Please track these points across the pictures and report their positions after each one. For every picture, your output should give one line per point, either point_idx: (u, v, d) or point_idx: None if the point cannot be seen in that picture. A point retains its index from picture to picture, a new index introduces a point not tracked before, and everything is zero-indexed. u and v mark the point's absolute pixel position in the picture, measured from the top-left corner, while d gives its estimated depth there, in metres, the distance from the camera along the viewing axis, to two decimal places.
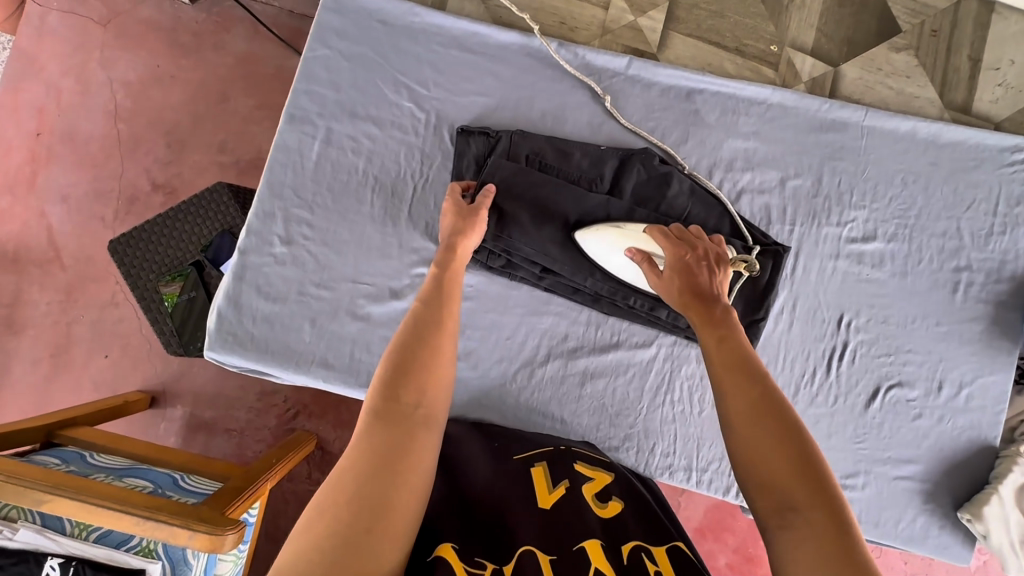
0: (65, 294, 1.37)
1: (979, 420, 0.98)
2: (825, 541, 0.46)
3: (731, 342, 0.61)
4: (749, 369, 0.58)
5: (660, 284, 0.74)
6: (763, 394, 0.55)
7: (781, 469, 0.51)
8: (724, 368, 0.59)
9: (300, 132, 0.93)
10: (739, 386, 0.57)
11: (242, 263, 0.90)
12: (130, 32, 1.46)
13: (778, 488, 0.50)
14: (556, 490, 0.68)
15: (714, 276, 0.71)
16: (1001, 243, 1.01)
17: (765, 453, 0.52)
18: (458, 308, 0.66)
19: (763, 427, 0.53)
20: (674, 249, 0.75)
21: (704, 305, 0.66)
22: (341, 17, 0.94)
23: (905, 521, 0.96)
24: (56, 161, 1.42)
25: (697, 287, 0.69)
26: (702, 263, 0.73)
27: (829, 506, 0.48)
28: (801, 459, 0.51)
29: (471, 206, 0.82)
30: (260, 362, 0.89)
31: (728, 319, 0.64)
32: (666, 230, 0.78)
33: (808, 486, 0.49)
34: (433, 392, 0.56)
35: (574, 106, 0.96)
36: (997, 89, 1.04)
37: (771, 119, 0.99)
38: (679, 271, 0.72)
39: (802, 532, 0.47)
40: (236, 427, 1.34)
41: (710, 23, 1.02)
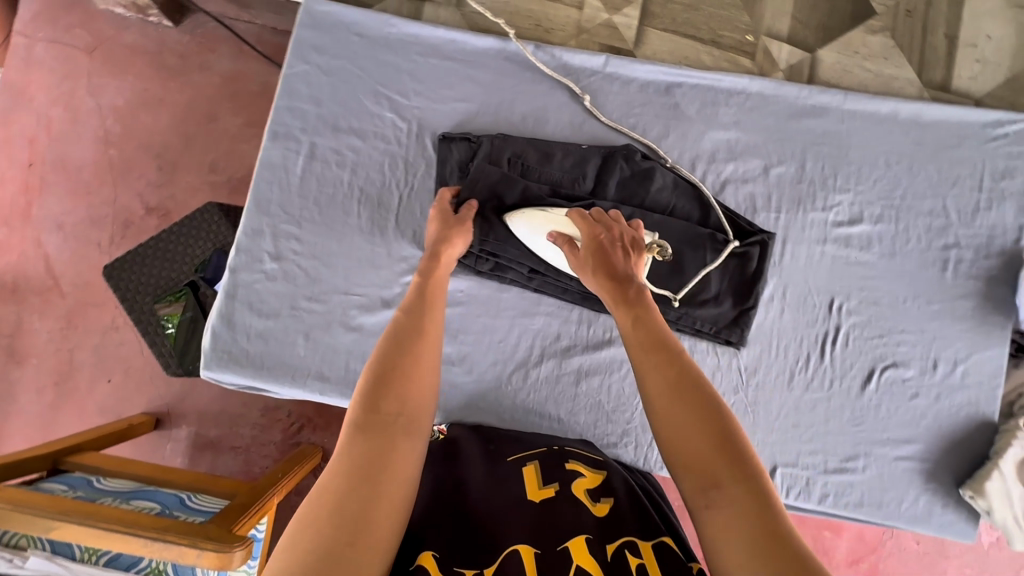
0: (66, 321, 1.39)
1: (976, 396, 0.98)
2: (739, 505, 0.48)
3: (649, 326, 0.64)
4: (665, 350, 0.61)
5: (578, 263, 0.77)
6: (677, 371, 0.58)
7: (697, 441, 0.53)
8: (643, 352, 0.62)
9: (284, 148, 0.94)
10: (657, 366, 0.59)
11: (234, 281, 0.91)
12: (116, 59, 1.47)
13: (697, 461, 0.52)
14: (545, 490, 0.69)
15: (628, 255, 0.75)
16: (988, 218, 1.01)
17: (684, 428, 0.54)
18: (441, 317, 0.67)
19: (679, 402, 0.55)
20: (589, 227, 0.79)
21: (621, 289, 0.70)
22: (318, 32, 0.95)
23: (908, 501, 0.96)
24: (49, 191, 1.43)
25: (612, 266, 0.73)
26: (617, 244, 0.77)
27: (743, 470, 0.50)
28: (715, 428, 0.53)
29: (459, 217, 0.84)
30: (256, 378, 0.90)
31: (643, 302, 0.68)
32: (584, 213, 0.81)
33: (725, 459, 0.51)
34: (416, 401, 0.57)
35: (554, 106, 0.97)
36: (976, 66, 1.04)
37: (751, 109, 0.99)
38: (595, 260, 0.75)
39: (720, 499, 0.49)
40: (242, 443, 1.35)
41: (686, 17, 1.02)
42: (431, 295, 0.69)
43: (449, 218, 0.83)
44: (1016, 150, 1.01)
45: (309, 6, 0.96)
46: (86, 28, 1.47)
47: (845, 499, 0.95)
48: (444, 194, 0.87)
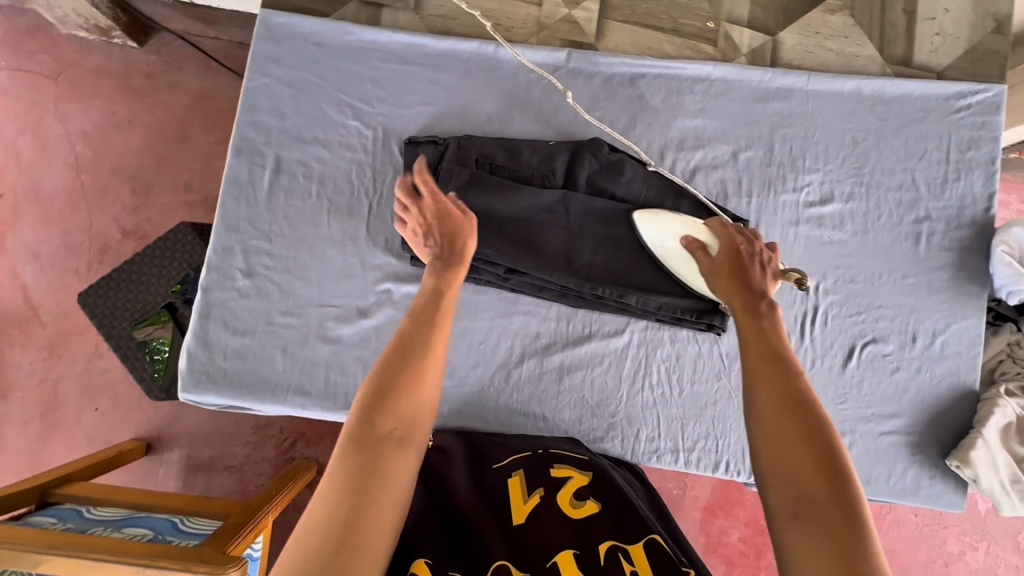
0: (48, 351, 1.37)
1: (956, 366, 0.99)
2: (833, 538, 0.49)
3: (771, 339, 0.63)
4: (784, 366, 0.60)
5: (707, 265, 0.75)
6: (795, 391, 0.58)
7: (802, 467, 0.54)
8: (760, 362, 0.61)
9: (249, 163, 0.93)
10: (773, 380, 0.59)
11: (206, 301, 0.90)
12: (83, 83, 1.45)
13: (799, 484, 0.53)
14: (531, 499, 0.71)
15: (763, 271, 0.72)
16: (957, 189, 1.02)
17: (789, 450, 0.55)
18: (449, 326, 0.64)
19: (794, 423, 0.56)
20: (729, 236, 0.75)
21: (749, 298, 0.68)
22: (276, 45, 0.94)
23: (896, 475, 0.97)
24: (22, 220, 1.41)
25: (748, 278, 0.70)
26: (755, 256, 0.73)
27: (847, 507, 0.51)
28: (825, 458, 0.54)
29: (425, 198, 0.77)
30: (236, 397, 0.89)
31: (772, 317, 0.65)
32: (726, 222, 0.78)
33: (827, 486, 0.52)
34: (409, 414, 0.55)
35: (520, 104, 0.96)
36: (936, 39, 1.05)
37: (716, 95, 0.99)
38: (726, 266, 0.73)
39: (813, 527, 0.50)
40: (236, 463, 1.34)
41: (645, 7, 1.02)
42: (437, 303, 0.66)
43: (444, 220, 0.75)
44: (980, 120, 1.02)
45: (266, 18, 0.95)
46: (49, 54, 1.45)
47: None
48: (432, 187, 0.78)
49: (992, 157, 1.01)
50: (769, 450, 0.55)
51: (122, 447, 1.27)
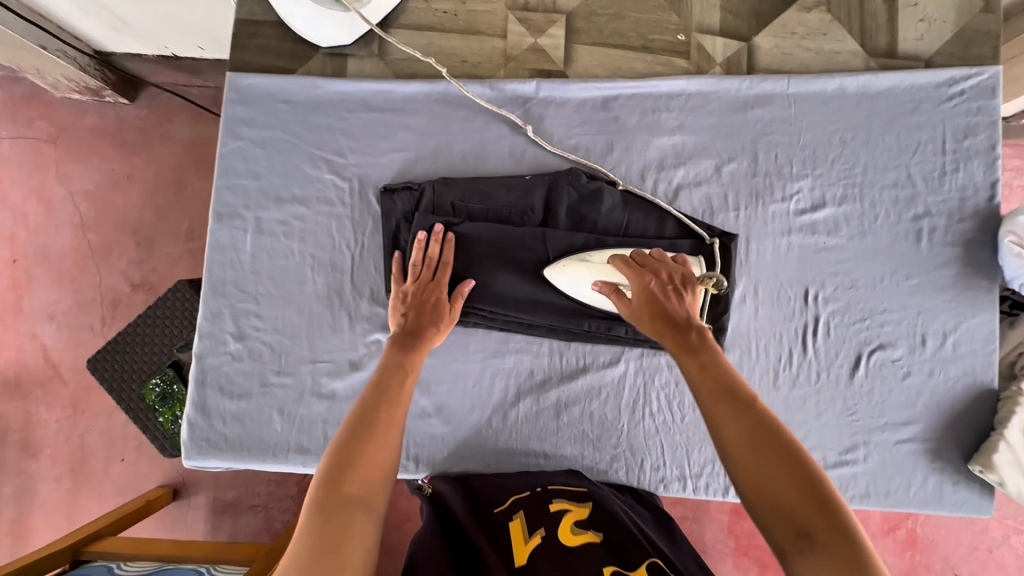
0: (71, 409, 1.40)
1: (971, 365, 0.94)
2: (845, 565, 0.47)
3: (718, 371, 0.62)
4: (738, 396, 0.59)
5: (630, 311, 0.73)
6: (755, 419, 0.57)
7: (788, 494, 0.52)
8: (715, 397, 0.60)
9: (231, 228, 0.93)
10: (732, 413, 0.58)
11: (202, 367, 0.91)
12: (80, 144, 1.49)
13: (789, 516, 0.51)
14: (532, 538, 0.70)
15: (684, 299, 0.72)
16: (957, 180, 0.97)
17: (769, 482, 0.53)
18: (406, 394, 0.68)
19: (765, 453, 0.54)
20: (637, 275, 0.75)
21: (678, 330, 0.67)
22: (246, 106, 0.95)
23: (916, 484, 0.93)
24: (36, 283, 1.45)
25: (669, 311, 0.70)
26: (668, 287, 0.72)
27: (842, 525, 0.50)
28: (804, 480, 0.52)
29: (417, 268, 0.86)
30: (239, 460, 0.90)
31: (706, 344, 0.66)
32: (628, 258, 0.78)
33: (815, 506, 0.51)
34: (381, 470, 0.59)
35: (493, 140, 0.95)
36: (920, 26, 1.01)
37: (693, 109, 0.97)
38: (648, 308, 0.71)
39: (821, 554, 0.48)
40: (260, 502, 1.36)
41: (612, 27, 0.99)
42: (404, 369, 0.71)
43: (433, 301, 0.83)
44: (976, 105, 0.97)
45: (234, 81, 0.96)
46: (45, 119, 1.49)
47: (851, 491, 0.93)
48: (451, 259, 0.86)
49: (993, 142, 0.97)
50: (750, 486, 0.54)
51: (150, 496, 1.30)
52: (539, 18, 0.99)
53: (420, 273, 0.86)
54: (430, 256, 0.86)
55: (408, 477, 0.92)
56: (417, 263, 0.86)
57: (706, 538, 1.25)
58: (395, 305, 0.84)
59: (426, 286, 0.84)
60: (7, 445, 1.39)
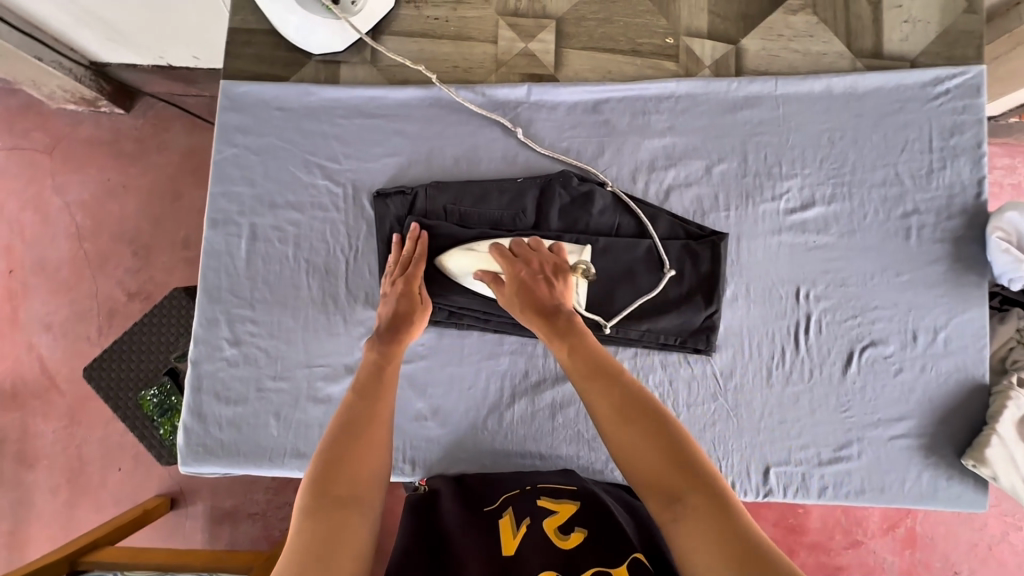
0: (68, 420, 1.40)
1: (962, 360, 0.95)
2: (702, 515, 0.58)
3: (588, 354, 0.71)
4: (613, 381, 0.69)
5: (505, 298, 0.80)
6: (626, 398, 0.67)
7: (657, 462, 0.62)
8: (590, 382, 0.69)
9: (226, 235, 0.94)
10: (607, 393, 0.68)
11: (198, 373, 0.91)
12: (76, 155, 1.49)
13: (659, 481, 0.61)
14: (520, 535, 0.73)
15: (553, 286, 0.79)
16: (944, 177, 0.98)
17: (643, 455, 0.63)
18: (392, 393, 0.71)
19: (636, 426, 0.64)
20: (511, 266, 0.81)
21: (552, 320, 0.76)
22: (240, 114, 0.96)
23: (911, 479, 0.93)
24: (31, 294, 1.45)
25: (537, 299, 0.77)
26: (538, 276, 0.80)
27: (704, 483, 0.60)
28: (671, 447, 0.63)
29: (393, 267, 0.87)
30: (235, 466, 0.90)
31: (580, 331, 0.74)
32: (504, 248, 0.83)
33: (682, 471, 0.61)
34: (372, 471, 0.62)
35: (486, 144, 0.96)
36: (905, 27, 1.03)
37: (682, 111, 0.98)
38: (521, 299, 0.78)
39: (688, 512, 0.58)
40: (258, 509, 1.36)
41: (602, 31, 1.01)
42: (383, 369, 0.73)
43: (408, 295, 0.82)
44: (961, 103, 0.99)
45: (229, 89, 0.97)
46: (41, 130, 1.50)
47: (846, 488, 0.93)
48: (423, 255, 0.86)
49: (978, 140, 0.98)
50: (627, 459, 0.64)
51: (147, 506, 1.29)
52: (529, 24, 1.00)
53: (396, 272, 0.86)
54: (403, 255, 0.87)
55: (404, 480, 0.93)
56: (398, 261, 0.87)
57: None
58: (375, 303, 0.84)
59: (399, 280, 0.84)
60: (3, 456, 1.39)
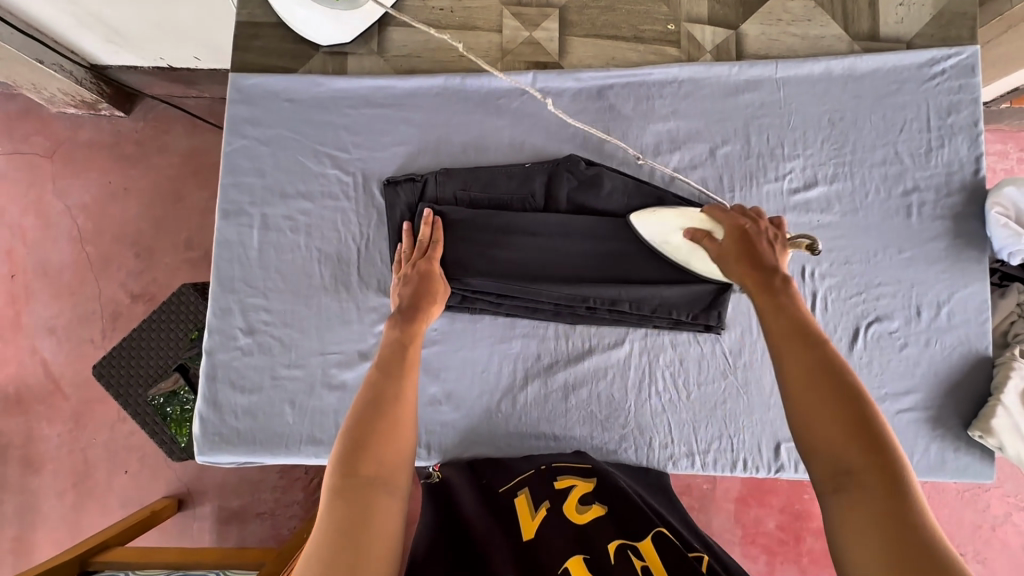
0: (73, 423, 1.40)
1: (966, 334, 0.97)
2: (880, 501, 0.48)
3: (790, 313, 0.64)
4: (810, 339, 0.61)
5: (720, 252, 0.78)
6: (823, 360, 0.58)
7: (837, 429, 0.53)
8: (783, 336, 0.62)
9: (237, 225, 0.95)
10: (800, 351, 0.60)
11: (211, 363, 0.92)
12: (78, 158, 1.50)
13: (835, 452, 0.52)
14: (538, 513, 0.73)
15: (775, 250, 0.74)
16: (943, 156, 1.00)
17: (821, 418, 0.55)
18: (415, 374, 0.69)
19: (826, 389, 0.56)
20: (732, 220, 0.79)
21: (764, 278, 0.70)
22: (249, 106, 0.97)
23: (919, 452, 0.95)
24: (35, 297, 1.45)
25: (756, 255, 0.73)
26: (762, 236, 0.76)
27: (891, 471, 0.50)
28: (859, 420, 0.53)
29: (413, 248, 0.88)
30: (251, 454, 0.90)
31: (788, 293, 0.67)
32: (725, 208, 0.82)
33: (865, 446, 0.51)
34: (399, 453, 0.60)
35: (493, 131, 0.98)
36: (900, 10, 1.05)
37: (686, 95, 1.00)
38: (740, 250, 0.75)
39: (859, 493, 0.49)
40: (266, 509, 1.36)
41: (604, 19, 1.02)
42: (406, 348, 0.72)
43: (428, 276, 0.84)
44: (957, 83, 1.01)
45: (237, 82, 0.98)
46: (42, 134, 1.50)
47: None
48: (441, 240, 0.88)
49: (975, 119, 1.00)
50: (800, 415, 0.56)
51: (155, 508, 1.29)
52: (533, 13, 1.02)
53: (414, 253, 0.87)
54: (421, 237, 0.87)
55: (420, 464, 0.93)
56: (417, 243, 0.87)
57: (715, 525, 1.26)
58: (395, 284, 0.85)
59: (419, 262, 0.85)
60: (9, 461, 1.39)
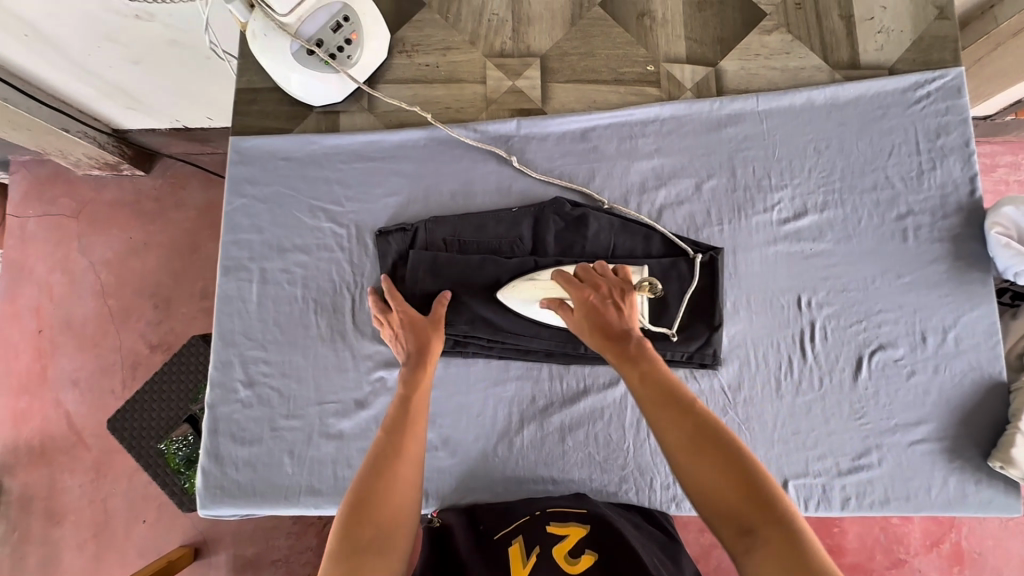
0: (94, 473, 1.43)
1: (976, 359, 0.94)
2: (788, 553, 0.52)
3: (656, 379, 0.67)
4: (680, 406, 0.64)
5: (574, 324, 0.78)
6: (700, 427, 0.62)
7: (730, 499, 0.57)
8: (654, 406, 0.65)
9: (238, 280, 0.98)
10: (671, 420, 0.63)
11: (215, 416, 0.94)
12: (100, 216, 1.58)
13: (735, 517, 0.56)
14: (528, 561, 0.71)
15: (622, 311, 0.76)
16: (935, 178, 0.99)
17: (715, 485, 0.58)
18: (420, 428, 0.74)
19: (705, 455, 0.60)
20: (577, 291, 0.79)
21: (620, 346, 0.72)
22: (249, 166, 1.02)
23: (937, 485, 0.90)
24: (59, 351, 1.51)
25: (607, 322, 0.75)
26: (605, 298, 0.78)
27: (783, 521, 0.55)
28: (745, 479, 0.58)
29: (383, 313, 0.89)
30: (253, 506, 0.91)
31: (647, 354, 0.70)
32: (567, 274, 0.82)
33: (757, 507, 0.56)
34: (398, 506, 0.66)
35: (480, 177, 1.00)
36: (879, 37, 1.06)
37: (669, 132, 1.01)
38: (589, 323, 0.76)
39: (765, 554, 0.53)
40: (280, 555, 1.36)
41: (585, 64, 1.05)
42: (411, 403, 0.76)
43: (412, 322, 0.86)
44: (944, 105, 1.01)
45: (237, 144, 1.03)
46: (68, 196, 1.58)
47: (869, 498, 0.91)
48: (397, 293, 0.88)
49: (965, 139, 1.00)
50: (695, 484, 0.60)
51: (172, 556, 1.30)
52: (514, 63, 1.06)
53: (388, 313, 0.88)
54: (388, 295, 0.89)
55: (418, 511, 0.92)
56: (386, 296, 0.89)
57: None
58: (392, 339, 0.87)
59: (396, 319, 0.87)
60: (32, 513, 1.42)
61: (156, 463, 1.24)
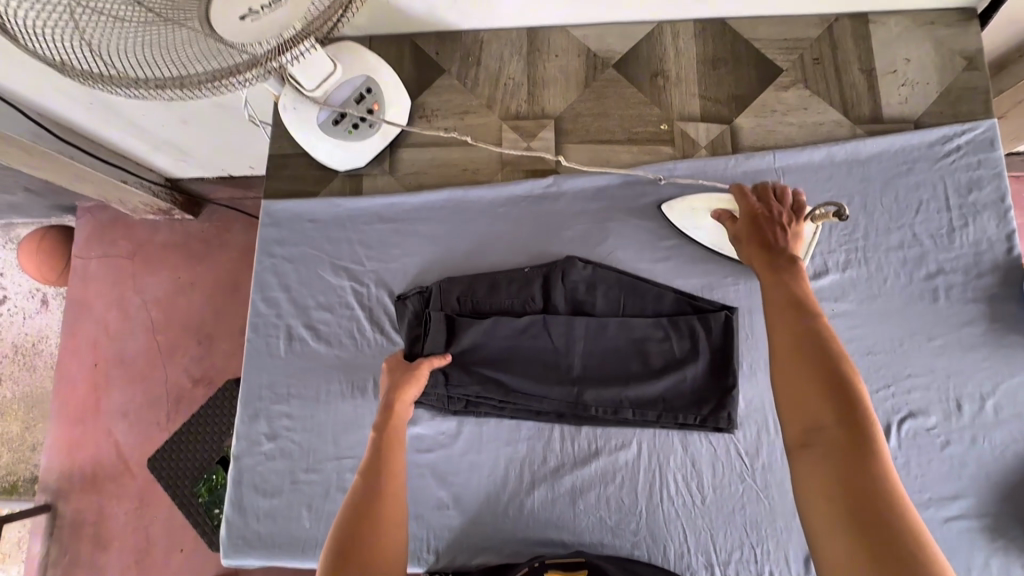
0: (138, 502, 1.51)
1: (1019, 430, 0.88)
2: (845, 453, 0.55)
3: (789, 288, 0.68)
4: (800, 311, 0.65)
5: (736, 233, 0.82)
6: (810, 332, 0.63)
7: (813, 397, 0.59)
8: (778, 308, 0.67)
9: (265, 335, 1.04)
10: (787, 325, 0.65)
11: (239, 467, 0.99)
12: (152, 258, 1.68)
13: (811, 415, 0.58)
14: None
15: (787, 232, 0.76)
16: (967, 236, 0.95)
17: (801, 382, 0.60)
18: (398, 467, 0.76)
19: (806, 359, 0.61)
20: (746, 203, 0.81)
21: (772, 254, 0.74)
22: (278, 228, 1.08)
23: (978, 568, 0.84)
24: (113, 385, 1.61)
25: (767, 237, 0.76)
26: (775, 215, 0.78)
27: (859, 429, 0.56)
28: (837, 386, 0.59)
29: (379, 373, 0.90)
30: (272, 557, 0.94)
31: (791, 268, 0.71)
32: (745, 187, 0.83)
33: (836, 411, 0.57)
34: (388, 548, 0.69)
35: (495, 237, 1.03)
36: (903, 90, 1.03)
37: (682, 191, 1.02)
38: (749, 234, 0.78)
39: (823, 450, 0.56)
40: None
41: (598, 124, 1.07)
42: (389, 443, 0.78)
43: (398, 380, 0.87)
44: (976, 158, 0.97)
45: (268, 208, 1.10)
46: (125, 239, 1.70)
47: None
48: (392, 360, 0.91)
49: (1000, 194, 0.95)
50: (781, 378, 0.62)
51: None
52: (529, 125, 1.09)
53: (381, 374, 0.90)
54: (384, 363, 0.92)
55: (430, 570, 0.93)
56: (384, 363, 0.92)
57: None
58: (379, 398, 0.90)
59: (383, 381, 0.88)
60: (82, 539, 1.50)
61: (192, 499, 1.31)
